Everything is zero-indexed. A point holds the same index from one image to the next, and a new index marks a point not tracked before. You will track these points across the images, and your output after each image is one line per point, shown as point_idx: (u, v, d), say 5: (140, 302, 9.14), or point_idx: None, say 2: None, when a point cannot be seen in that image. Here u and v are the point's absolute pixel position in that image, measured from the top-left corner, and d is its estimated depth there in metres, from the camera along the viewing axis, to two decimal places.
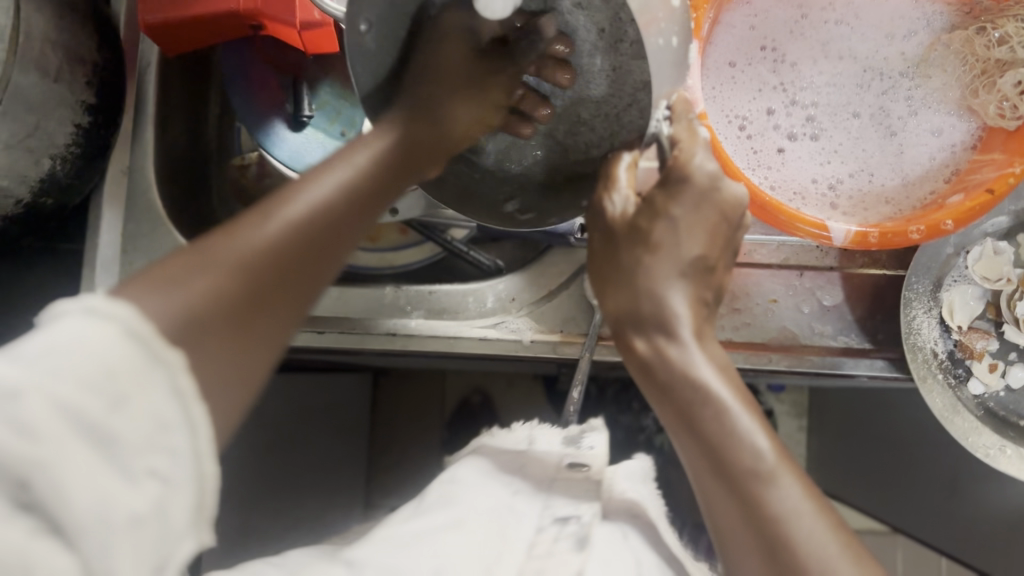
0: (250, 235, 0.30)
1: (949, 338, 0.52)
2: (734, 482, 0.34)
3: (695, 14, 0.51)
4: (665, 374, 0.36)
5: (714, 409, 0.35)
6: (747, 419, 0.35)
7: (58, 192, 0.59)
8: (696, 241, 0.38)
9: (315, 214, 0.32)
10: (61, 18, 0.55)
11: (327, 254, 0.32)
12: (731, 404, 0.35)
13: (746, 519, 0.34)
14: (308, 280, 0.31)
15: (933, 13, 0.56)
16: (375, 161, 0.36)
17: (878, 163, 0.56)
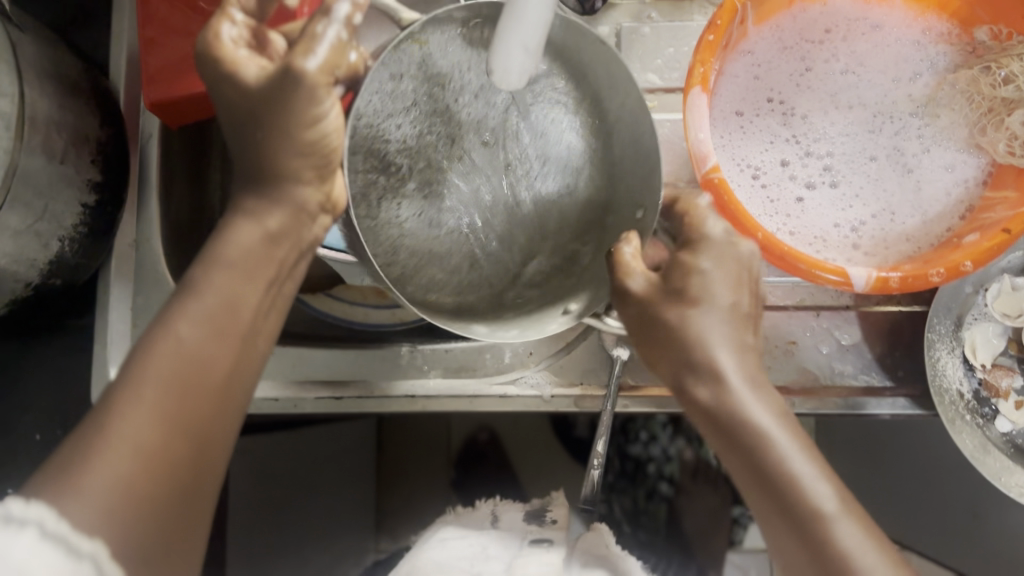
0: (145, 376, 0.36)
1: (974, 377, 0.52)
2: (800, 522, 0.40)
3: (701, 68, 0.52)
4: (727, 422, 0.42)
5: (770, 450, 0.41)
6: (803, 461, 0.41)
7: (67, 272, 0.59)
8: (727, 290, 0.45)
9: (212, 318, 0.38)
10: (63, 98, 0.54)
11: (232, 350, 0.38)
12: (788, 447, 0.41)
13: (814, 558, 0.39)
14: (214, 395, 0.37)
15: (936, 54, 0.57)
16: (260, 248, 0.40)
17: (899, 202, 0.56)
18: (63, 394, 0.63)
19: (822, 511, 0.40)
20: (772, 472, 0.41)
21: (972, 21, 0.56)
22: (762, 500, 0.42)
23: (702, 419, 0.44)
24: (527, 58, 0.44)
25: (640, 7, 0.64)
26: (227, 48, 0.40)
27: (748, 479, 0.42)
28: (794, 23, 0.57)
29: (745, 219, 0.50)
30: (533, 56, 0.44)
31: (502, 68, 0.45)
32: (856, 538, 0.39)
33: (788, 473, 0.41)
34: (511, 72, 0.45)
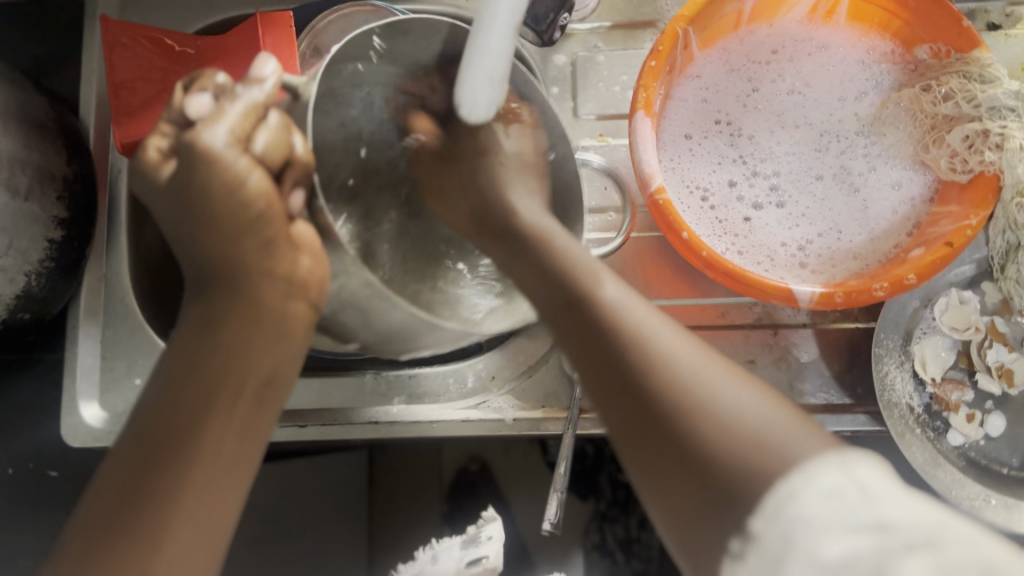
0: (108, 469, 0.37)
1: (924, 392, 0.52)
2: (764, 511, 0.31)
3: (644, 92, 0.53)
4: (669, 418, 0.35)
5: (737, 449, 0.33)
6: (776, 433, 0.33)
7: (35, 306, 0.60)
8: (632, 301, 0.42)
9: (150, 417, 0.37)
10: (27, 137, 0.56)
11: (160, 443, 0.37)
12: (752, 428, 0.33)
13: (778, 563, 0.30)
14: (156, 484, 0.36)
15: (881, 73, 0.58)
16: (194, 340, 0.38)
17: (846, 221, 0.57)
18: (36, 427, 0.64)
19: (704, 404, 0.34)
20: (660, 379, 0.36)
21: (912, 39, 0.56)
22: (631, 424, 0.36)
23: (558, 318, 0.41)
24: (493, 89, 0.45)
25: (595, 37, 0.65)
26: (152, 158, 0.40)
27: (619, 404, 0.37)
28: (741, 45, 0.59)
29: (689, 241, 0.51)
30: (499, 87, 0.45)
31: (469, 102, 0.46)
32: (754, 424, 0.33)
33: (656, 361, 0.36)
34: (478, 104, 0.45)
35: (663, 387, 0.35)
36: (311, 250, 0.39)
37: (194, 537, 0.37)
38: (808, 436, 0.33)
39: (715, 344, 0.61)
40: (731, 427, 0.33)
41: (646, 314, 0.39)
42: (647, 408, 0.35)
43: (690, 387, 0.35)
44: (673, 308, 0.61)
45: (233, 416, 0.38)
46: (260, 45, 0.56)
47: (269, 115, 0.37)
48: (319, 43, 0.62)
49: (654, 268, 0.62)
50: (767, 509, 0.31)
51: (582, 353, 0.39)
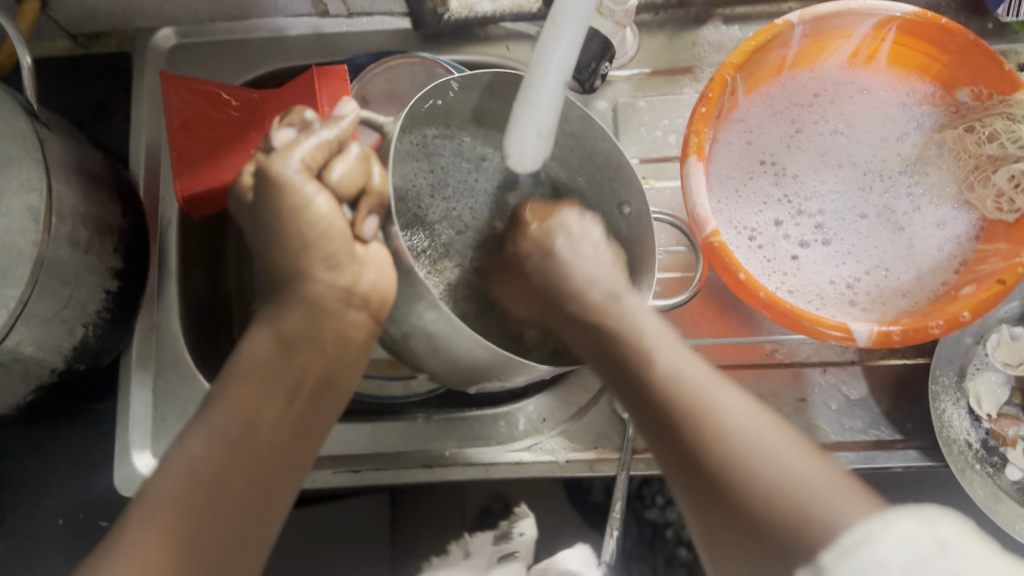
0: (183, 444, 0.43)
1: (980, 427, 0.53)
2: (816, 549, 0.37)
3: (695, 137, 0.55)
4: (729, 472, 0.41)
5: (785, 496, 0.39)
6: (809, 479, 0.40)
7: (90, 356, 0.60)
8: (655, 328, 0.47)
9: (233, 406, 0.44)
10: (87, 191, 0.57)
11: (243, 425, 0.44)
12: (798, 476, 0.40)
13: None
14: (241, 452, 0.43)
15: (922, 115, 0.60)
16: (270, 347, 0.46)
17: (892, 259, 0.58)
18: (87, 477, 0.64)
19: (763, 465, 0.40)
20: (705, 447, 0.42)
21: (954, 82, 0.57)
22: (684, 479, 0.43)
23: (632, 394, 0.46)
24: (542, 140, 0.47)
25: (635, 83, 0.67)
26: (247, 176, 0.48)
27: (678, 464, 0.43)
28: (784, 89, 0.60)
29: (745, 282, 0.52)
30: (548, 138, 0.47)
31: (519, 150, 0.48)
32: (806, 477, 0.40)
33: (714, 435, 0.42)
34: (526, 152, 0.48)
35: (712, 449, 0.42)
36: (376, 267, 0.47)
37: (260, 507, 0.43)
38: (837, 497, 0.39)
39: (764, 383, 0.61)
40: (765, 485, 0.40)
41: (695, 373, 0.45)
42: (703, 467, 0.41)
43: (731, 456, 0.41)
44: (721, 348, 0.62)
45: (289, 410, 0.46)
46: (317, 97, 0.57)
47: (352, 150, 0.45)
48: (368, 93, 0.64)
49: (701, 308, 0.63)
50: (840, 547, 0.36)
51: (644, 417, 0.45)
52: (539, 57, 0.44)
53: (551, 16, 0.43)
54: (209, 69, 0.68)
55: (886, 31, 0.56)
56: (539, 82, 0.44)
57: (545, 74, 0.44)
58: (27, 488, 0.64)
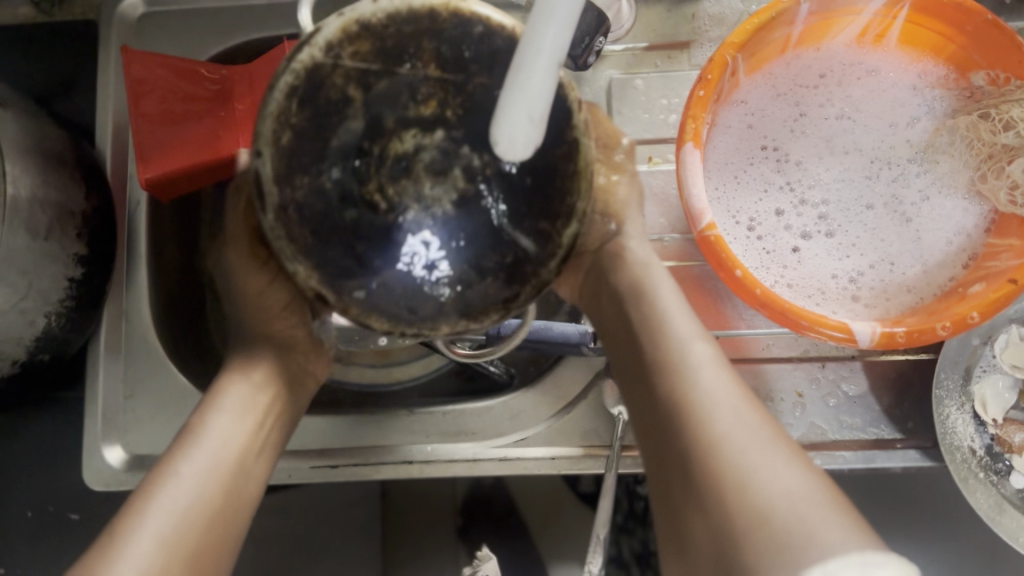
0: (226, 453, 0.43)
1: (986, 433, 0.51)
2: (696, 460, 0.37)
3: (692, 123, 0.51)
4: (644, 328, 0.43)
5: (685, 388, 0.39)
6: (719, 384, 0.39)
7: (54, 347, 0.58)
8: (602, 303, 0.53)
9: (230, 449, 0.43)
10: (46, 173, 0.53)
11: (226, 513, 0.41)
12: (709, 379, 0.39)
13: (686, 481, 0.37)
14: (228, 528, 0.41)
15: (934, 98, 0.56)
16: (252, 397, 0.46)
17: (899, 252, 0.54)
18: (57, 470, 0.61)
19: (680, 363, 0.40)
20: (678, 391, 0.39)
21: (969, 65, 0.54)
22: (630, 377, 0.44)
23: (623, 336, 0.45)
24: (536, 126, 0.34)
25: (631, 59, 0.63)
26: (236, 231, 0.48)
27: (664, 477, 0.39)
28: (788, 69, 0.57)
29: (742, 278, 0.49)
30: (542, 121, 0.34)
31: (504, 140, 0.34)
32: (726, 402, 0.38)
33: (683, 394, 0.39)
34: (517, 144, 0.34)
35: (679, 402, 0.39)
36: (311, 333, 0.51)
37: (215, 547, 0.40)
38: (784, 458, 0.36)
39: (762, 377, 0.58)
40: (689, 392, 0.39)
41: (680, 312, 0.43)
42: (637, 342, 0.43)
43: (678, 363, 0.40)
44: (721, 341, 0.59)
45: (256, 439, 0.45)
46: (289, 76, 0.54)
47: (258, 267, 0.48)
48: None
49: (698, 301, 0.59)
50: (723, 477, 0.35)
51: (648, 398, 0.41)
52: (528, 34, 0.34)
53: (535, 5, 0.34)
54: (178, 40, 0.64)
55: (898, 9, 0.53)
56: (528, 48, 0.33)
57: (536, 52, 0.33)
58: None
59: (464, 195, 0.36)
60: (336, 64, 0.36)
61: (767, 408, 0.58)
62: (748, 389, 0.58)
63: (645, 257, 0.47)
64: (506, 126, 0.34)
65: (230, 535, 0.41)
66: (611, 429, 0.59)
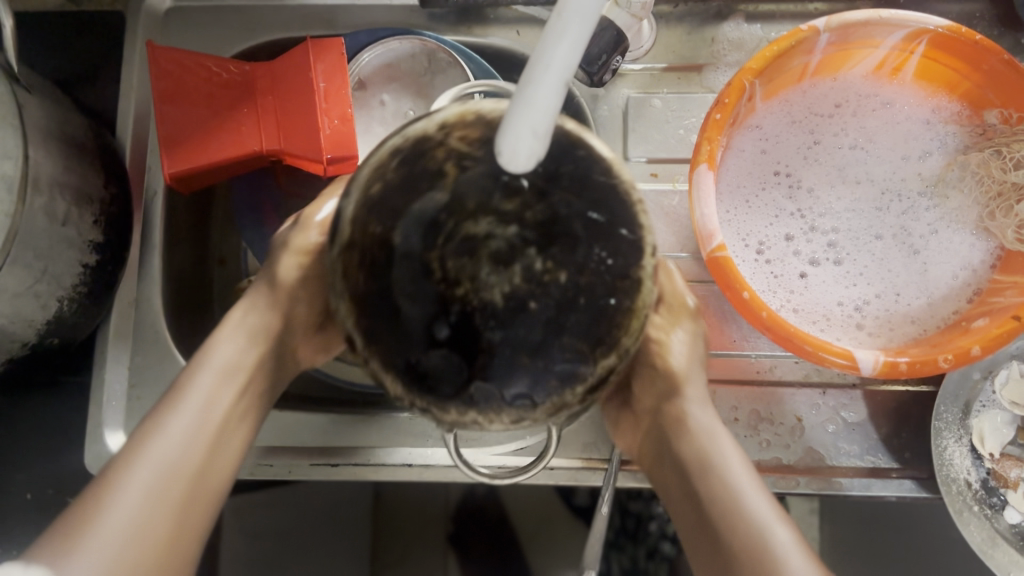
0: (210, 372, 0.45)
1: (982, 467, 0.51)
2: None
3: (707, 146, 0.52)
4: (698, 468, 0.44)
5: (736, 518, 0.42)
6: (774, 522, 0.42)
7: (64, 332, 0.58)
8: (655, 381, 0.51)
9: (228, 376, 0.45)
10: (67, 160, 0.54)
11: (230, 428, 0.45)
12: (764, 513, 0.42)
13: None
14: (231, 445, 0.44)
15: (946, 134, 0.57)
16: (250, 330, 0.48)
17: (904, 283, 0.55)
18: (59, 453, 0.62)
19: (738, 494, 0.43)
20: (726, 540, 0.42)
21: (983, 103, 0.55)
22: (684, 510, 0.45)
23: (674, 474, 0.46)
24: (541, 142, 0.30)
25: (649, 78, 0.64)
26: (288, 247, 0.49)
27: None
28: (804, 97, 0.57)
29: (749, 300, 0.50)
30: (548, 137, 0.30)
31: (507, 152, 0.30)
32: (781, 542, 0.41)
33: (699, 453, 0.45)
34: (518, 155, 0.29)
35: (732, 552, 0.42)
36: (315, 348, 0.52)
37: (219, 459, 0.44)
38: None
39: (763, 400, 0.59)
40: (744, 532, 0.42)
41: (721, 434, 0.45)
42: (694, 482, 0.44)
43: (728, 501, 0.43)
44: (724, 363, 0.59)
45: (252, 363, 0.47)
46: (312, 73, 0.55)
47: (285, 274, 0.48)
48: (364, 76, 0.61)
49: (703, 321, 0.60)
50: None
51: (700, 537, 0.44)
52: (536, 47, 0.29)
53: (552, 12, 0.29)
54: (203, 35, 0.65)
55: (916, 44, 0.53)
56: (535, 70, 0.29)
57: (544, 69, 0.29)
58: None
59: (519, 295, 0.29)
60: (442, 141, 0.32)
61: (766, 430, 0.58)
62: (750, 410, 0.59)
63: (710, 423, 0.46)
64: (507, 138, 0.29)
65: (221, 468, 0.44)
66: (611, 443, 0.60)
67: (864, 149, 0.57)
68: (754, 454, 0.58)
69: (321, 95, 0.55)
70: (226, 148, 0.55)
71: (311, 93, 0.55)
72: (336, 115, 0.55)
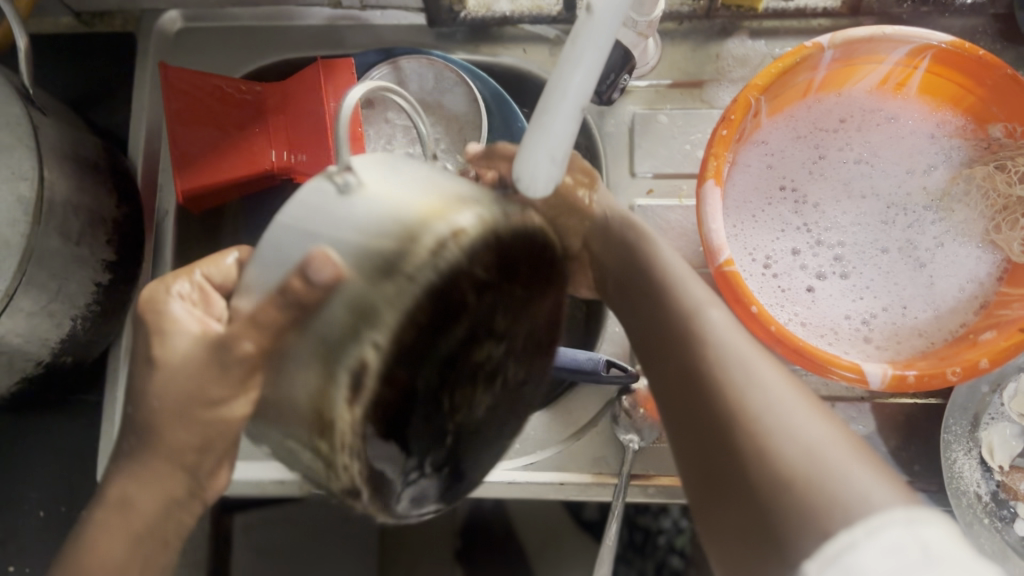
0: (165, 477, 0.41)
1: (991, 479, 0.52)
2: (771, 510, 0.34)
3: (714, 161, 0.53)
4: (696, 352, 0.40)
5: (740, 417, 0.37)
6: (780, 398, 0.37)
7: (77, 350, 0.58)
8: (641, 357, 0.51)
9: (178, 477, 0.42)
10: (81, 180, 0.55)
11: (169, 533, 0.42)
12: (762, 382, 0.38)
13: (762, 538, 0.34)
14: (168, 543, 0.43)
15: (951, 148, 0.57)
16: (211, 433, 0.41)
17: (911, 296, 0.55)
18: (71, 471, 0.62)
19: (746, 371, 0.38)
20: (725, 418, 0.37)
21: (987, 117, 0.55)
22: (695, 440, 0.39)
23: (673, 382, 0.41)
24: (556, 165, 0.42)
25: (654, 95, 0.65)
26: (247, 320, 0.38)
27: (733, 530, 0.35)
28: (809, 113, 0.58)
29: (757, 314, 0.50)
30: (563, 162, 0.43)
31: (530, 176, 0.42)
32: (805, 430, 0.35)
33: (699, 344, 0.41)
34: (539, 177, 0.42)
35: (729, 442, 0.36)
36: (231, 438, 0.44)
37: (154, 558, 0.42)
38: (863, 466, 0.34)
39: None
40: (750, 415, 0.36)
41: (691, 284, 0.45)
42: (692, 382, 0.40)
43: (733, 376, 0.38)
44: None
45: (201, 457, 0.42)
46: (324, 91, 0.55)
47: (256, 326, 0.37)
48: (374, 96, 0.61)
49: None
50: (824, 555, 0.30)
51: (698, 426, 0.39)
52: (557, 78, 0.41)
53: (565, 54, 0.42)
54: (213, 56, 0.65)
55: (920, 60, 0.54)
56: (558, 102, 0.41)
57: (563, 96, 0.41)
58: (13, 478, 0.62)
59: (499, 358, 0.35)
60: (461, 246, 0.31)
61: None
62: None
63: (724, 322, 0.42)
64: (533, 167, 0.42)
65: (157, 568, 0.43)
66: (620, 457, 0.60)
67: (870, 164, 0.58)
68: None
69: (332, 115, 0.56)
70: (237, 167, 0.56)
71: (322, 114, 0.56)
72: (347, 133, 0.56)
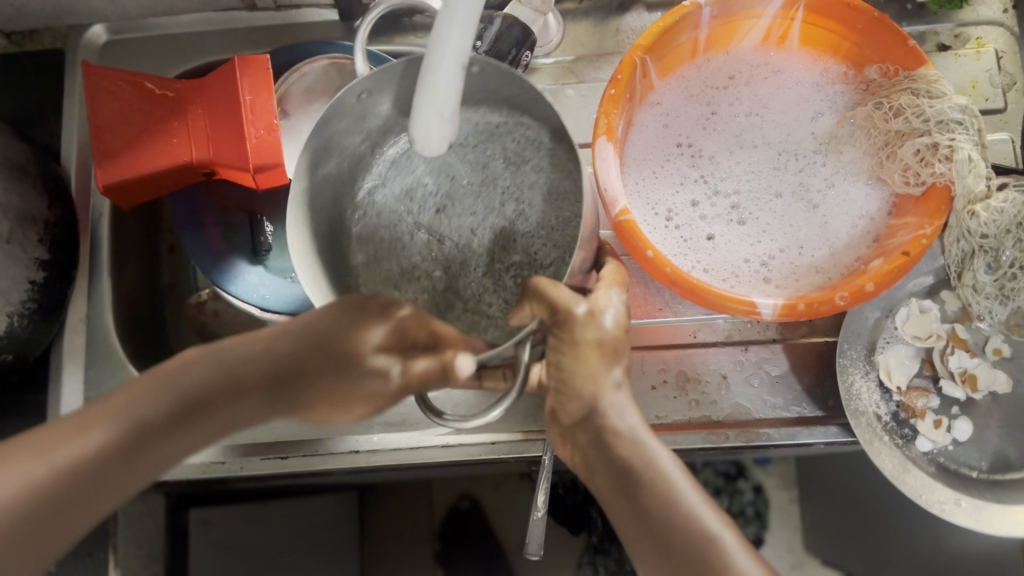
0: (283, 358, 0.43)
1: (890, 400, 0.55)
2: None
3: (604, 120, 0.55)
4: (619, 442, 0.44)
5: (680, 509, 0.41)
6: (702, 506, 0.41)
7: (17, 348, 0.61)
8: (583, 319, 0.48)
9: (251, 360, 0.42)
10: (11, 181, 0.57)
11: (181, 429, 0.40)
12: (669, 473, 0.42)
13: None
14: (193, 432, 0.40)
15: (835, 94, 0.60)
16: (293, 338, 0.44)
17: (806, 236, 0.58)
18: None
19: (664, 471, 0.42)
20: (668, 508, 0.41)
21: (862, 60, 0.58)
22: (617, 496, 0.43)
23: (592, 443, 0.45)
24: (448, 125, 0.45)
25: (560, 70, 0.68)
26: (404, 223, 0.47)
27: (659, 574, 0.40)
28: (699, 72, 0.61)
29: (653, 258, 0.52)
30: (453, 123, 0.45)
31: (423, 138, 0.45)
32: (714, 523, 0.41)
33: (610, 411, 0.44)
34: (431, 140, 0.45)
35: (664, 484, 0.42)
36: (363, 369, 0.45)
37: (189, 440, 0.40)
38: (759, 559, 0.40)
39: (688, 361, 0.61)
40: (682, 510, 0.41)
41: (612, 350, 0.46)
42: (629, 474, 0.43)
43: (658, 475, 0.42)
44: (647, 329, 0.62)
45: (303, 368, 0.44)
46: (239, 87, 0.58)
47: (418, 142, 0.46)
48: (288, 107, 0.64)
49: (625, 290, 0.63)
50: None
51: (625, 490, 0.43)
52: (434, 40, 0.42)
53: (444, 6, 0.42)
54: (139, 64, 0.69)
55: (795, 11, 0.57)
56: (437, 66, 0.42)
57: (441, 57, 0.42)
58: None
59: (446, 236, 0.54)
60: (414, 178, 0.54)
61: (693, 388, 0.61)
62: (677, 372, 0.61)
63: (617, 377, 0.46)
64: (422, 128, 0.45)
65: (177, 447, 0.40)
66: None
67: (760, 114, 0.61)
68: (683, 413, 0.60)
69: (247, 107, 0.58)
70: (158, 159, 0.59)
71: (236, 104, 0.58)
72: (262, 125, 0.58)
